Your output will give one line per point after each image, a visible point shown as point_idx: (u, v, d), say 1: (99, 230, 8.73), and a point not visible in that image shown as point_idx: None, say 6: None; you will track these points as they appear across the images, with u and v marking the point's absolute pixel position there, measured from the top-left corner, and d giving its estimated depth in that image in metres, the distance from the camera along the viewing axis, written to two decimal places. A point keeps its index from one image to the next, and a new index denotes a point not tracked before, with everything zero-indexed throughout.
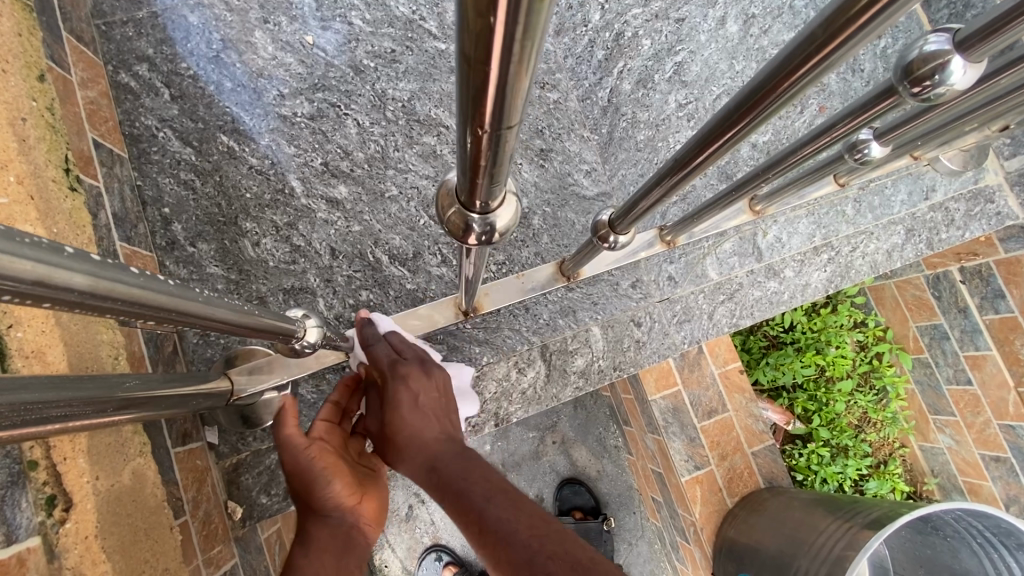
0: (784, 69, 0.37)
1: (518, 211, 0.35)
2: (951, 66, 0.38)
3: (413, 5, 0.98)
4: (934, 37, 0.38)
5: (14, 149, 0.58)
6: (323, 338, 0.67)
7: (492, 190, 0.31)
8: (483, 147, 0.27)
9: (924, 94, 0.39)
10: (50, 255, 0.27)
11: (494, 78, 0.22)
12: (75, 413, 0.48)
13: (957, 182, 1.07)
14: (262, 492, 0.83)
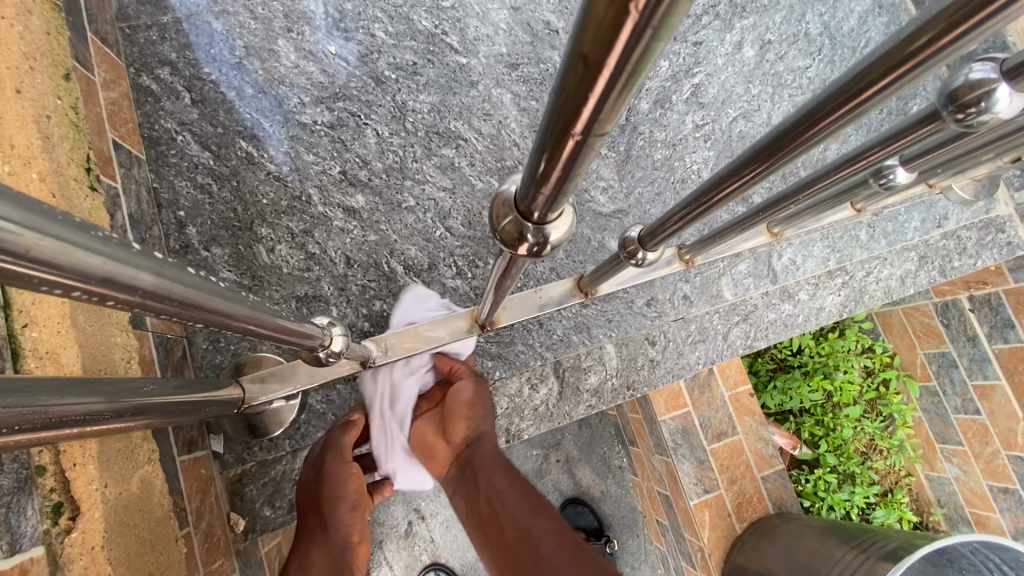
0: (839, 97, 0.35)
1: (573, 223, 0.35)
2: (997, 94, 0.38)
3: (436, 20, 0.99)
4: (980, 65, 0.38)
5: (38, 145, 0.58)
6: (346, 347, 0.65)
7: (554, 203, 0.31)
8: (567, 152, 0.27)
9: (968, 119, 0.38)
10: (120, 251, 0.28)
11: (602, 83, 0.22)
12: (91, 417, 0.46)
13: (969, 212, 1.08)
14: (266, 504, 0.80)
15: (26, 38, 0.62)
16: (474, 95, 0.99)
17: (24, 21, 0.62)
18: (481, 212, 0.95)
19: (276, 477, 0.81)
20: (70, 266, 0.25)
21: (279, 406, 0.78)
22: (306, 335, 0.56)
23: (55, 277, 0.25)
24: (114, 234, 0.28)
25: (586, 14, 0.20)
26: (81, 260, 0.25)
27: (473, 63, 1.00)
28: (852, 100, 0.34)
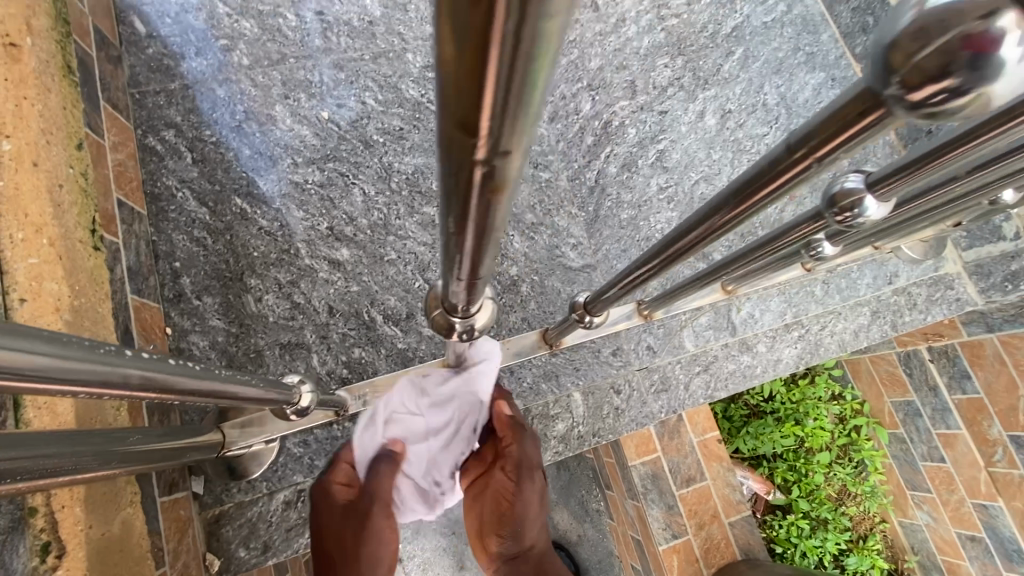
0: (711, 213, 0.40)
1: (493, 312, 0.41)
2: (867, 202, 0.44)
3: (422, 89, 1.09)
4: (853, 175, 0.45)
5: (49, 213, 0.65)
6: (314, 401, 0.74)
7: (471, 304, 0.37)
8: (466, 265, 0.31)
9: (845, 221, 0.45)
10: (115, 358, 0.38)
11: (474, 227, 0.26)
12: (83, 464, 0.51)
13: (919, 268, 1.14)
14: (241, 544, 0.83)
15: (46, 115, 0.70)
16: None
17: (44, 99, 0.70)
18: None
19: (251, 518, 0.84)
20: (80, 373, 0.34)
21: (258, 449, 0.83)
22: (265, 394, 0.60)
23: (69, 386, 0.35)
24: (109, 346, 0.38)
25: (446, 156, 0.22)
26: (82, 368, 0.35)
27: None
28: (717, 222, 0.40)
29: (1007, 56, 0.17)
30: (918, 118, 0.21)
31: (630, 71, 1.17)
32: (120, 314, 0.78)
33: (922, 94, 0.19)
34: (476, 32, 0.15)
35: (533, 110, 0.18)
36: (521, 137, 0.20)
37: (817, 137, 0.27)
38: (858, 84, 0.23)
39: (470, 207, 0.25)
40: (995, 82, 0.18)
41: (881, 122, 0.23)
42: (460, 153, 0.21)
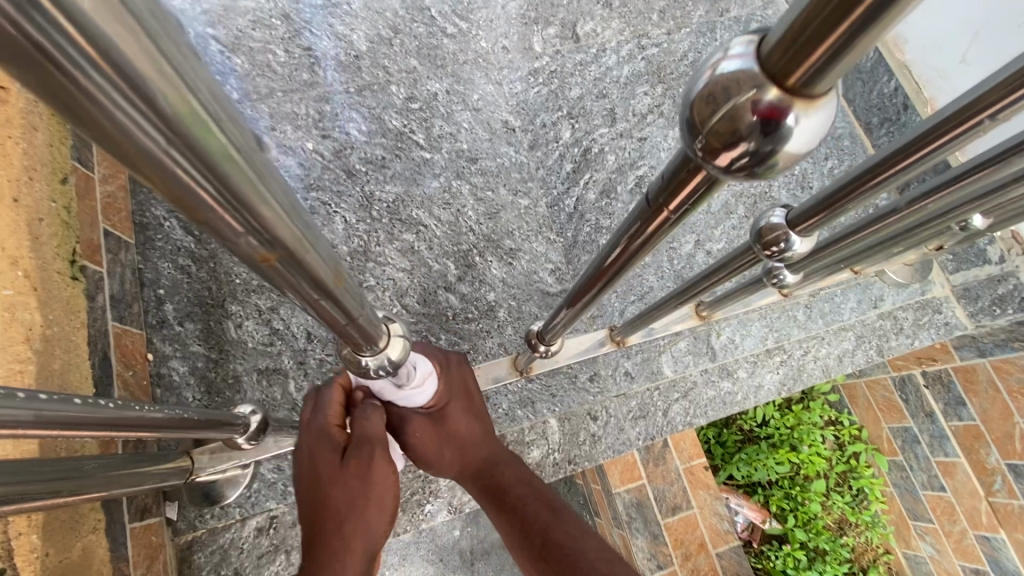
0: (615, 249, 0.43)
1: (405, 344, 0.42)
2: (790, 236, 0.51)
3: (405, 119, 1.11)
4: (777, 211, 0.51)
5: (26, 246, 0.68)
6: (263, 428, 0.78)
7: (371, 337, 0.38)
8: (330, 313, 0.33)
9: (774, 254, 0.51)
10: (10, 400, 0.38)
11: (297, 285, 0.28)
12: (30, 495, 0.52)
13: (904, 292, 1.13)
14: (212, 572, 0.83)
15: (30, 153, 0.73)
16: (435, 186, 1.09)
17: (29, 138, 0.74)
18: (436, 291, 1.02)
19: (223, 545, 0.84)
20: None
21: (233, 474, 0.84)
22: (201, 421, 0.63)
23: None
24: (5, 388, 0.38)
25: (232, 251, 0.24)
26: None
27: (437, 158, 1.11)
28: (624, 251, 0.42)
29: (788, 124, 0.18)
30: (737, 180, 0.22)
31: (610, 99, 1.19)
32: (98, 342, 0.80)
33: (724, 159, 0.20)
34: (139, 161, 0.17)
35: (249, 183, 0.20)
36: (257, 208, 0.22)
37: (668, 193, 0.29)
38: (681, 154, 0.25)
39: (277, 272, 0.26)
40: (786, 145, 0.19)
41: (709, 183, 0.26)
42: (224, 241, 0.23)
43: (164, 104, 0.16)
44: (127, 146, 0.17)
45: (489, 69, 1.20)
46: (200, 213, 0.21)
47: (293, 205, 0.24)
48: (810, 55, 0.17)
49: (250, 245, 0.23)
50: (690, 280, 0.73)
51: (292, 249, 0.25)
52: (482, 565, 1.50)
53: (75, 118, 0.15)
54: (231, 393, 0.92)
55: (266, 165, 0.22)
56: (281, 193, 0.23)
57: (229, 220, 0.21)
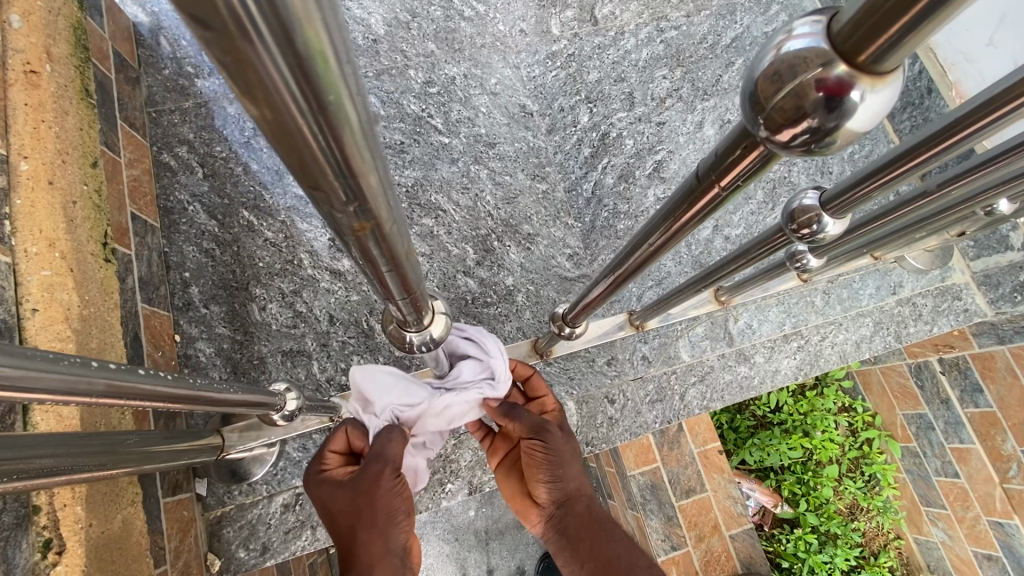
0: (649, 236, 0.44)
1: (447, 321, 0.43)
2: (823, 218, 0.51)
3: (423, 104, 1.11)
4: (809, 193, 0.52)
5: (62, 229, 0.69)
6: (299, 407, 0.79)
7: (422, 312, 0.39)
8: (386, 283, 0.33)
9: (806, 237, 0.51)
10: (81, 368, 0.40)
11: (375, 254, 0.29)
12: (79, 465, 0.54)
13: (924, 278, 1.12)
14: (241, 545, 0.85)
15: (62, 137, 0.75)
16: (453, 171, 1.09)
17: (60, 122, 0.75)
18: (455, 275, 1.03)
19: (251, 520, 0.87)
20: (46, 384, 0.37)
21: (260, 452, 0.87)
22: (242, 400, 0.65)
23: (33, 392, 0.36)
24: (75, 357, 0.40)
25: (323, 210, 0.25)
26: (47, 381, 0.37)
27: (455, 142, 1.11)
28: (658, 239, 0.43)
29: (853, 99, 0.19)
30: (796, 155, 0.23)
31: (628, 83, 1.18)
32: (129, 322, 0.82)
33: (786, 135, 0.21)
34: (277, 125, 0.18)
35: (361, 152, 0.21)
36: (363, 178, 0.23)
37: (721, 168, 0.29)
38: (739, 127, 0.25)
39: (361, 240, 0.27)
40: (849, 120, 0.20)
41: (766, 157, 0.25)
42: (326, 209, 0.24)
43: (320, 77, 0.16)
44: (277, 113, 0.17)
45: (506, 53, 1.20)
46: (314, 179, 0.22)
47: (387, 177, 0.25)
48: (881, 35, 0.17)
49: (346, 210, 0.24)
50: (712, 265, 0.74)
51: (378, 216, 0.26)
52: (497, 545, 1.54)
53: (237, 84, 0.16)
54: (257, 373, 0.94)
55: (375, 135, 0.23)
56: (380, 165, 0.24)
57: (332, 181, 0.22)
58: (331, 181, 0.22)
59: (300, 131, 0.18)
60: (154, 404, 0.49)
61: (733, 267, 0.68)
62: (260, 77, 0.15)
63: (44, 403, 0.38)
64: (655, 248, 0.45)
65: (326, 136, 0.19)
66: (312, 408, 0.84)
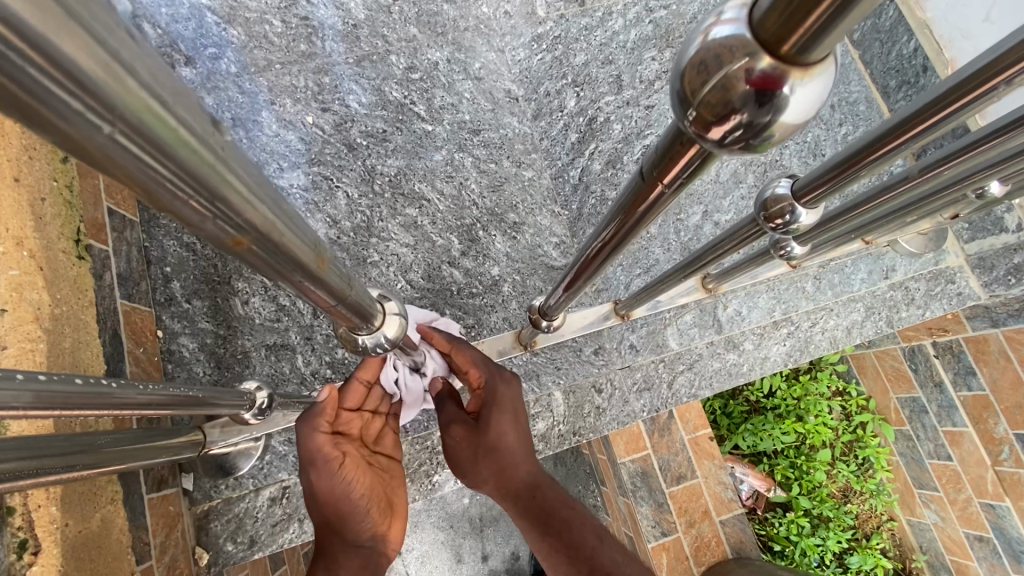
0: (612, 228, 0.45)
1: (403, 324, 0.43)
2: (796, 208, 0.49)
3: (405, 91, 1.09)
4: (784, 181, 0.50)
5: (31, 226, 0.68)
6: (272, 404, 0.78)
7: (365, 315, 0.39)
8: (313, 294, 0.33)
9: (778, 227, 0.50)
10: (4, 383, 0.38)
11: (275, 265, 0.28)
12: (47, 469, 0.53)
13: (918, 262, 1.10)
14: (229, 539, 0.86)
15: (30, 131, 0.73)
16: (436, 159, 1.07)
17: None
18: (440, 266, 1.02)
19: (238, 514, 0.87)
20: None
21: (245, 446, 0.87)
22: (209, 400, 0.64)
23: None
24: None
25: (199, 234, 0.24)
26: None
27: (439, 130, 1.09)
28: (618, 231, 0.45)
29: (783, 94, 0.19)
30: (734, 154, 0.23)
31: (616, 65, 1.15)
32: (108, 320, 0.80)
33: (716, 133, 0.21)
34: (96, 156, 0.17)
35: (212, 168, 0.20)
36: (220, 188, 0.21)
37: (662, 166, 0.31)
38: (673, 129, 0.27)
39: (248, 253, 0.26)
40: (783, 114, 0.20)
41: (702, 157, 0.27)
42: (191, 226, 0.23)
43: (116, 96, 0.16)
44: (83, 143, 0.17)
45: (490, 36, 1.17)
46: (159, 199, 0.20)
47: (255, 182, 0.24)
48: (801, 26, 0.17)
49: (218, 227, 0.23)
50: (694, 254, 0.73)
51: (263, 230, 0.25)
52: (491, 531, 1.56)
53: (21, 115, 0.15)
54: (240, 368, 0.93)
55: (223, 139, 0.21)
56: (244, 171, 0.23)
57: (191, 206, 0.21)
58: (190, 206, 0.21)
59: (104, 148, 0.17)
60: (99, 412, 0.48)
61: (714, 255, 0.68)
62: (9, 85, 0.14)
63: None
64: (615, 240, 0.47)
65: (137, 148, 0.18)
66: (287, 404, 0.82)
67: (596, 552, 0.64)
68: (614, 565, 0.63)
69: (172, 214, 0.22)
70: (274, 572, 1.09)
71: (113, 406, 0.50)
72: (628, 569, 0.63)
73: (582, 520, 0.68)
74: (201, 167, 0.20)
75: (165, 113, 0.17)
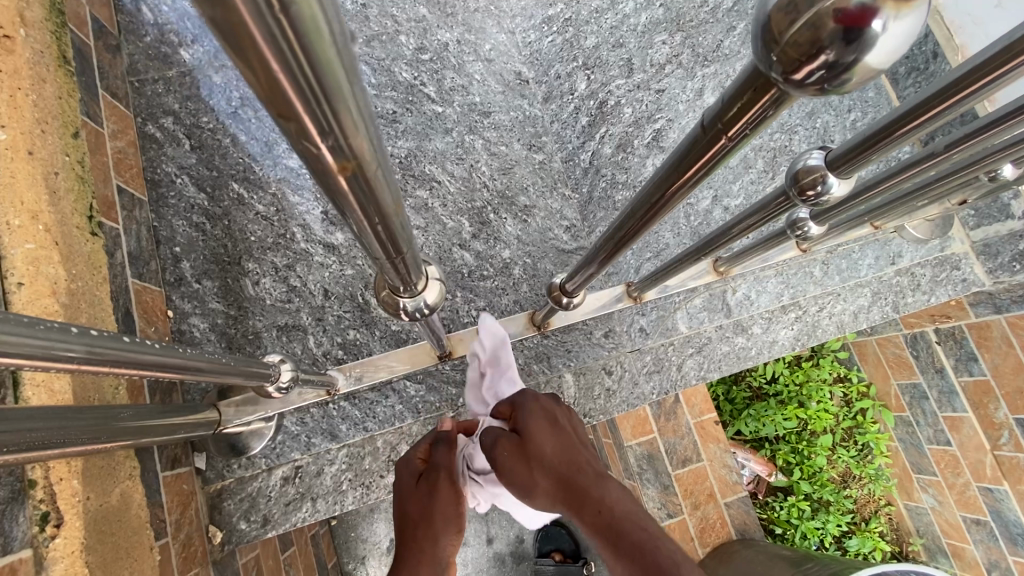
0: (648, 202, 0.44)
1: (440, 289, 0.45)
2: (828, 179, 0.49)
3: (415, 72, 1.08)
4: (815, 153, 0.50)
5: (45, 200, 0.68)
6: (294, 378, 0.78)
7: (413, 276, 0.41)
8: (375, 237, 0.34)
9: (810, 198, 0.50)
10: (57, 335, 0.40)
11: (359, 203, 0.29)
12: (71, 439, 0.54)
13: (923, 248, 1.11)
14: (242, 517, 0.86)
15: (41, 104, 0.73)
16: (447, 141, 1.06)
17: (38, 89, 0.72)
18: (451, 248, 1.02)
19: (251, 493, 0.88)
20: (25, 350, 0.37)
21: (257, 426, 0.86)
22: (233, 369, 0.65)
23: (11, 355, 0.37)
24: (52, 322, 0.40)
25: (300, 152, 0.25)
26: (27, 348, 0.37)
27: (449, 111, 1.08)
28: (654, 205, 0.44)
29: (874, 29, 0.20)
30: (810, 96, 0.24)
31: (627, 48, 1.14)
32: (120, 298, 0.80)
33: (802, 73, 0.22)
34: (251, 50, 0.18)
35: (340, 85, 0.21)
36: (343, 109, 0.22)
37: (726, 116, 0.30)
38: (750, 71, 0.26)
39: (340, 182, 0.27)
40: (868, 54, 0.21)
41: (776, 100, 0.27)
42: (303, 145, 0.24)
43: None
44: (245, 35, 0.17)
45: (500, 18, 1.16)
46: (288, 109, 0.21)
47: (369, 115, 0.24)
48: None
49: (326, 151, 0.24)
50: (709, 234, 0.75)
51: (362, 158, 0.26)
52: (495, 515, 1.57)
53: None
54: (252, 348, 0.93)
55: (354, 65, 0.22)
56: (362, 99, 0.24)
57: (310, 121, 0.22)
58: (308, 120, 0.22)
59: (262, 44, 0.18)
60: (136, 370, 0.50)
61: (733, 232, 0.68)
62: None
63: (25, 368, 0.39)
64: (648, 214, 0.46)
65: (292, 54, 0.18)
66: (308, 381, 0.83)
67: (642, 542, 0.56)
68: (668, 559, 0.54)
69: (288, 129, 0.23)
70: (284, 552, 1.10)
71: (146, 367, 0.51)
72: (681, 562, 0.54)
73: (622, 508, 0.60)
74: (336, 84, 0.21)
75: (321, 20, 0.18)
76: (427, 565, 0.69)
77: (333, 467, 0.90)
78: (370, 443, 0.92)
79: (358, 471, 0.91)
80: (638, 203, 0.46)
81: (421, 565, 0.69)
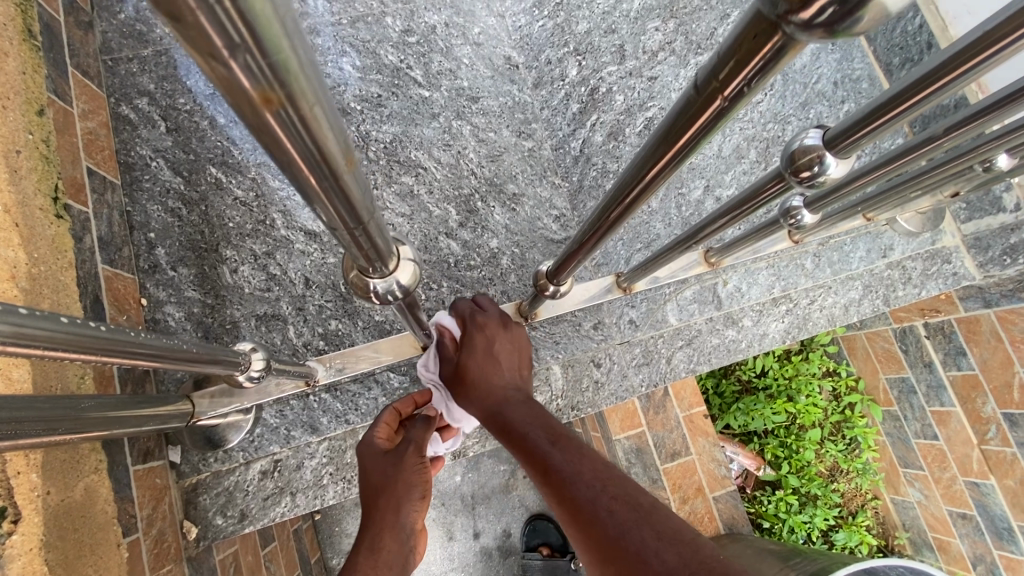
0: (640, 175, 0.43)
1: (414, 272, 0.43)
2: (825, 159, 0.48)
3: (401, 54, 1.05)
4: (812, 132, 0.48)
5: (5, 179, 0.65)
6: (267, 367, 0.75)
7: (384, 255, 0.38)
8: (327, 201, 0.29)
9: (805, 180, 0.48)
10: (8, 316, 0.37)
11: (299, 157, 0.25)
12: (26, 431, 0.50)
13: (915, 241, 1.10)
14: (218, 513, 0.84)
15: (3, 79, 0.69)
16: (434, 127, 1.03)
17: None
18: (437, 237, 0.99)
19: (228, 487, 0.85)
20: None
21: (234, 419, 0.84)
22: (202, 357, 0.61)
23: None
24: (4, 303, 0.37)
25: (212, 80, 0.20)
26: None
27: (436, 96, 1.05)
28: (647, 177, 0.43)
29: None
30: (817, 41, 0.23)
31: (619, 34, 1.11)
32: (88, 285, 0.76)
33: (811, 11, 0.21)
34: None
35: None
36: (255, 12, 0.17)
37: (722, 74, 0.29)
38: (750, 18, 0.25)
39: (272, 127, 0.22)
40: None
41: (779, 50, 0.25)
42: (212, 70, 0.19)
43: None
44: None
45: (490, 1, 1.13)
46: (179, 14, 0.16)
47: (294, 32, 0.20)
48: None
49: (242, 79, 0.19)
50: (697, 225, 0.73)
51: (295, 95, 0.21)
52: (483, 509, 1.56)
53: None
54: (229, 338, 0.90)
55: None
56: (283, 11, 0.19)
57: (210, 30, 0.17)
58: (207, 28, 0.17)
59: None
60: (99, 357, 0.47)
61: (724, 221, 0.67)
62: None
63: None
64: (640, 189, 0.45)
65: None
66: (283, 371, 0.79)
67: (608, 516, 0.46)
68: (631, 542, 0.43)
69: (192, 48, 0.18)
70: (264, 548, 1.07)
71: (112, 355, 0.48)
72: (653, 545, 0.43)
73: (594, 477, 0.51)
74: None
75: None
76: (392, 534, 0.67)
77: (314, 460, 0.88)
78: (351, 436, 0.90)
79: (339, 465, 0.89)
80: (629, 179, 0.45)
81: (382, 533, 0.67)
